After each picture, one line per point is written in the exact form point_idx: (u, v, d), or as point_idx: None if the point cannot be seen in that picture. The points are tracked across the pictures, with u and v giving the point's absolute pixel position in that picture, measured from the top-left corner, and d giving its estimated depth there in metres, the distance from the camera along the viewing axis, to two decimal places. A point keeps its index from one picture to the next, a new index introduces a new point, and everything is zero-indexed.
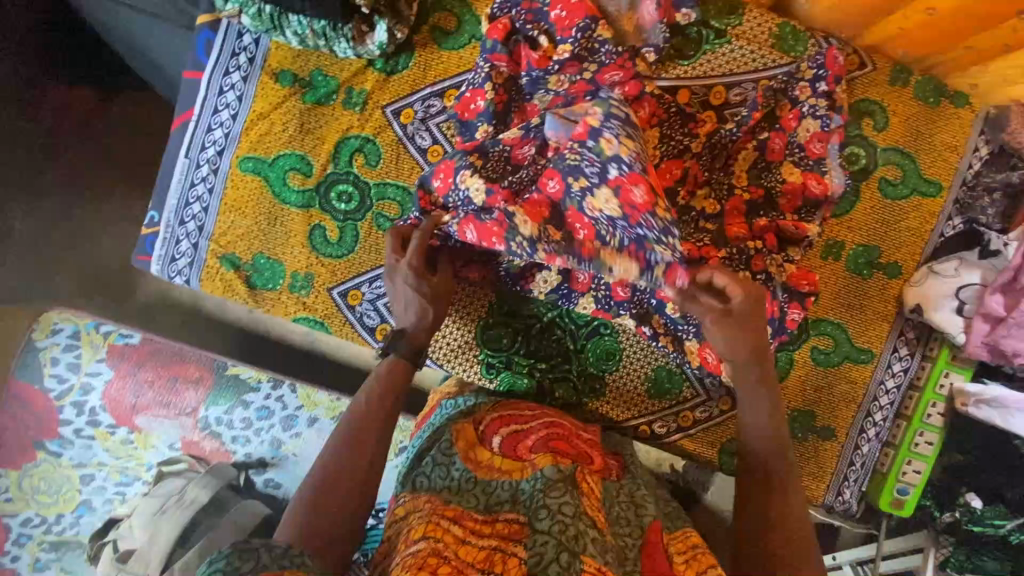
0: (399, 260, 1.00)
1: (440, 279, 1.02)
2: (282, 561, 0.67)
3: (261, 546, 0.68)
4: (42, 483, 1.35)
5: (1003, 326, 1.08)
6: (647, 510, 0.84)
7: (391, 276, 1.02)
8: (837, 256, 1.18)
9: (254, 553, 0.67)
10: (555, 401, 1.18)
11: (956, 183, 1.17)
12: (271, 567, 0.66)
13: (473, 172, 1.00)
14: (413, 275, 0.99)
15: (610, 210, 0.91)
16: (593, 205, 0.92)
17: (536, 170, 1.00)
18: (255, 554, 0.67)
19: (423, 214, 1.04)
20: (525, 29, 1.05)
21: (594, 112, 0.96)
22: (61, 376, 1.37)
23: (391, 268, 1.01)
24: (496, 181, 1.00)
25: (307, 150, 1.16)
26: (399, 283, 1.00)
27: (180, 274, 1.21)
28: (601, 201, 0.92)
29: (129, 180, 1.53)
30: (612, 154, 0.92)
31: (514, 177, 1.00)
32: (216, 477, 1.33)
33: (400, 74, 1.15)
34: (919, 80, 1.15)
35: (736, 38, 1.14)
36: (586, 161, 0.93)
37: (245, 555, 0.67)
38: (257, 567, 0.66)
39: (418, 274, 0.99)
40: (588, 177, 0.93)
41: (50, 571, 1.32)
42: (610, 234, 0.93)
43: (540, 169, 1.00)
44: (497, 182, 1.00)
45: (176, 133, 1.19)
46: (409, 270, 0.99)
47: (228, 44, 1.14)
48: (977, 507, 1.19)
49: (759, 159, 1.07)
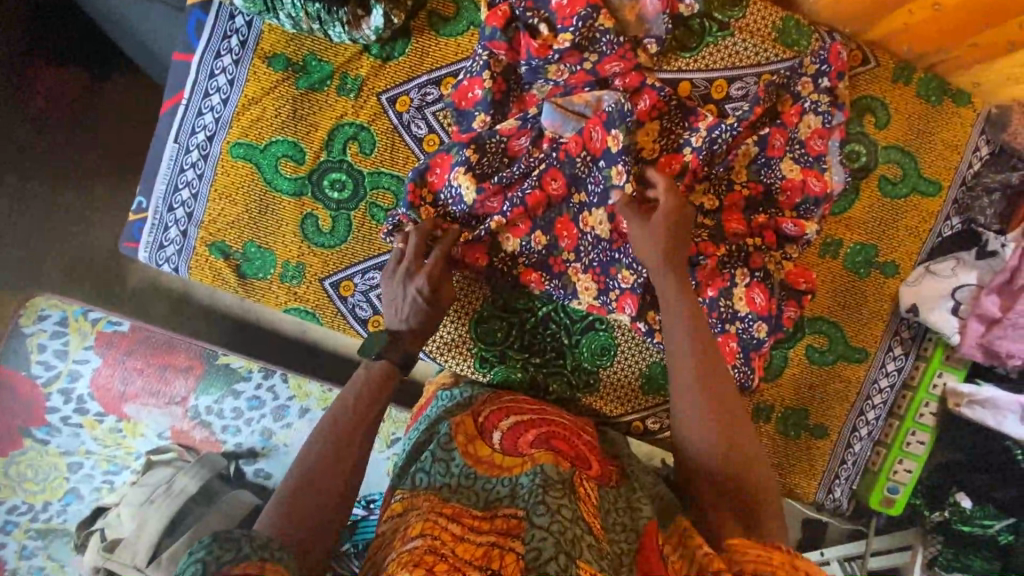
0: (415, 267, 1.00)
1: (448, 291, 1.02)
2: (262, 552, 0.67)
3: (244, 536, 0.68)
4: (29, 471, 1.32)
5: (999, 326, 1.11)
6: (643, 513, 0.83)
7: (400, 280, 1.00)
8: (834, 255, 1.17)
9: (236, 543, 0.66)
10: (549, 396, 1.16)
11: (956, 182, 1.16)
12: (252, 557, 0.66)
13: (467, 169, 1.02)
14: (429, 285, 0.98)
15: (601, 231, 1.05)
16: (588, 221, 1.05)
17: (532, 168, 1.03)
18: (236, 544, 0.66)
19: (412, 209, 1.04)
20: (525, 16, 1.03)
21: (615, 137, 0.99)
22: (49, 363, 1.35)
23: (403, 273, 1.00)
24: (487, 178, 1.03)
25: (300, 137, 1.14)
26: (411, 291, 0.99)
27: (168, 262, 1.19)
28: (595, 220, 1.05)
29: (117, 163, 1.49)
30: (619, 184, 1.00)
31: (503, 175, 1.02)
32: (206, 466, 1.31)
33: (396, 61, 1.12)
34: (922, 77, 1.14)
35: (739, 31, 1.11)
36: (592, 179, 1.03)
37: (227, 543, 0.66)
38: (237, 557, 0.65)
39: (432, 284, 0.99)
40: (589, 194, 1.04)
41: (36, 560, 1.29)
42: (594, 255, 1.07)
43: (536, 164, 1.02)
44: (487, 179, 1.03)
45: (166, 117, 1.16)
46: (427, 279, 0.99)
47: (220, 26, 1.11)
48: (966, 507, 1.20)
49: (759, 155, 1.05)
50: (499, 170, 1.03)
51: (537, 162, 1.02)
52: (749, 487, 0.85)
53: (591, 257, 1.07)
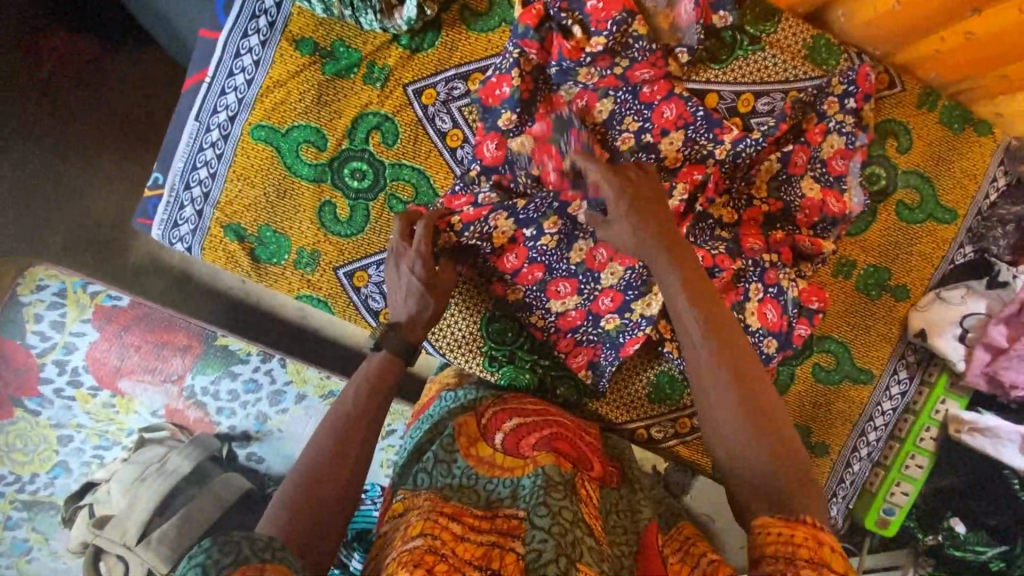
0: (406, 246, 0.97)
1: (445, 274, 0.99)
2: (263, 554, 0.63)
3: (245, 539, 0.64)
4: (17, 441, 1.29)
5: (1004, 357, 1.12)
6: (643, 514, 0.85)
7: (394, 263, 0.98)
8: (847, 275, 1.18)
9: (235, 547, 0.63)
10: (556, 398, 1.14)
11: (971, 212, 1.17)
12: (252, 560, 0.62)
13: (509, 215, 1.02)
14: (422, 263, 0.95)
15: (595, 336, 1.09)
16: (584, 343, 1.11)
17: (565, 254, 1.05)
18: (235, 547, 0.63)
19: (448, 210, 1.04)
20: (559, 17, 1.02)
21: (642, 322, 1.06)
22: (44, 333, 1.32)
23: (396, 255, 0.98)
24: (522, 230, 1.04)
25: (323, 123, 1.13)
26: (404, 272, 0.96)
27: (181, 241, 1.17)
28: (585, 333, 1.10)
29: (123, 138, 1.47)
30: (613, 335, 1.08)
31: (540, 242, 1.04)
32: (199, 447, 1.31)
33: (425, 53, 1.11)
34: (946, 105, 1.14)
35: (770, 46, 1.11)
36: (593, 333, 1.09)
37: (226, 548, 0.63)
38: (237, 561, 0.62)
39: (426, 265, 0.96)
40: (588, 332, 1.09)
41: (20, 532, 1.26)
42: (597, 334, 1.09)
43: (585, 232, 1.04)
44: (521, 231, 1.04)
45: (188, 95, 1.14)
46: (420, 259, 0.95)
47: (249, 5, 1.09)
48: (960, 531, 1.23)
49: (781, 172, 1.05)
50: (540, 218, 1.03)
51: (582, 236, 1.04)
52: (782, 460, 0.73)
53: (589, 334, 1.09)
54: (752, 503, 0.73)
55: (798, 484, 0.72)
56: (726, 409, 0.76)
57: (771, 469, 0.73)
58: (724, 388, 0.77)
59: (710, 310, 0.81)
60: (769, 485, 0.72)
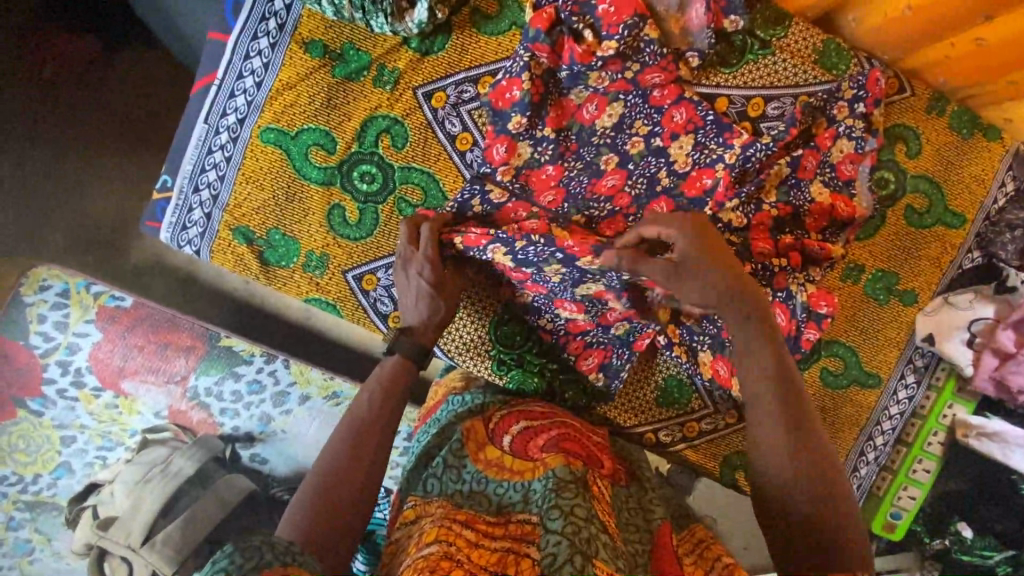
0: (413, 251, 0.98)
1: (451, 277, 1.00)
2: (284, 558, 0.64)
3: (265, 543, 0.64)
4: (20, 442, 1.29)
5: (1012, 361, 1.14)
6: (655, 514, 0.85)
7: (403, 269, 0.99)
8: (855, 280, 1.18)
9: (257, 551, 0.63)
10: (565, 402, 1.14)
11: (979, 218, 1.17)
12: (274, 564, 0.62)
13: (507, 251, 0.99)
14: (430, 267, 0.95)
15: (605, 339, 1.10)
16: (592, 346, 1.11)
17: (570, 285, 1.01)
18: (257, 552, 0.63)
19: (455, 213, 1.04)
20: (571, 20, 1.02)
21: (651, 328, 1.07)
22: (48, 334, 1.31)
23: (404, 260, 0.99)
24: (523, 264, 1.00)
25: (333, 126, 1.12)
26: (411, 275, 0.97)
27: (189, 244, 1.17)
28: (594, 336, 1.10)
29: (128, 139, 1.47)
30: (623, 338, 1.09)
31: (545, 272, 1.00)
32: (203, 448, 1.31)
33: (435, 55, 1.11)
34: (955, 110, 1.14)
35: (780, 50, 1.11)
36: (603, 338, 1.10)
37: (248, 552, 0.63)
38: (260, 564, 0.62)
39: (434, 268, 0.97)
40: (596, 336, 1.10)
41: (23, 532, 1.26)
42: (608, 338, 1.10)
43: (593, 277, 0.98)
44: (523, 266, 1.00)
45: (197, 97, 1.14)
46: (427, 263, 0.96)
47: (258, 7, 1.09)
48: (967, 536, 1.23)
49: (791, 176, 1.04)
50: (541, 263, 0.98)
51: (590, 279, 0.99)
52: (827, 482, 0.75)
53: (599, 338, 1.10)
54: (795, 524, 0.73)
55: (841, 510, 0.73)
56: (776, 426, 0.78)
57: (819, 487, 0.74)
58: (774, 408, 0.79)
59: (765, 334, 0.82)
60: (811, 506, 0.74)
